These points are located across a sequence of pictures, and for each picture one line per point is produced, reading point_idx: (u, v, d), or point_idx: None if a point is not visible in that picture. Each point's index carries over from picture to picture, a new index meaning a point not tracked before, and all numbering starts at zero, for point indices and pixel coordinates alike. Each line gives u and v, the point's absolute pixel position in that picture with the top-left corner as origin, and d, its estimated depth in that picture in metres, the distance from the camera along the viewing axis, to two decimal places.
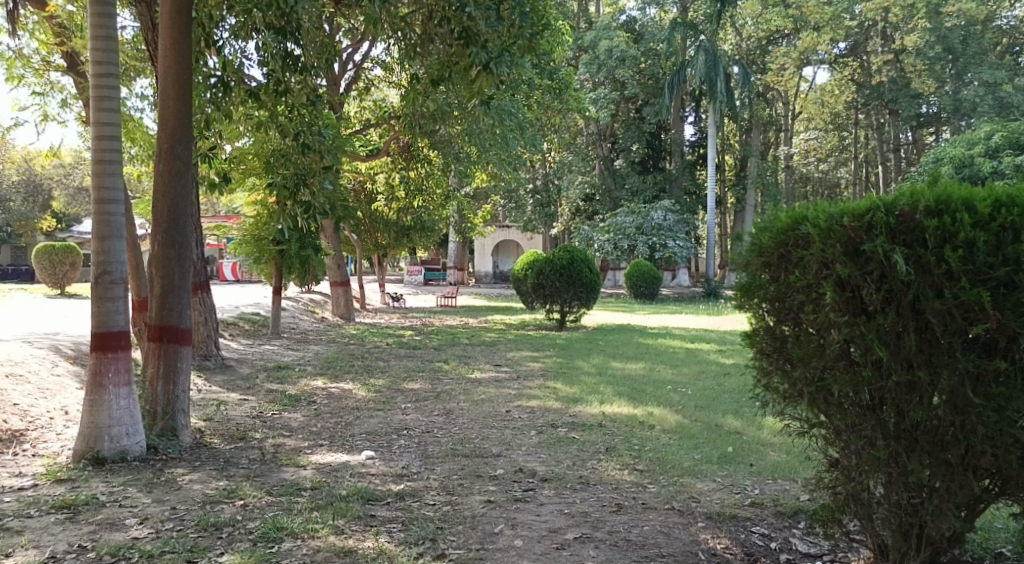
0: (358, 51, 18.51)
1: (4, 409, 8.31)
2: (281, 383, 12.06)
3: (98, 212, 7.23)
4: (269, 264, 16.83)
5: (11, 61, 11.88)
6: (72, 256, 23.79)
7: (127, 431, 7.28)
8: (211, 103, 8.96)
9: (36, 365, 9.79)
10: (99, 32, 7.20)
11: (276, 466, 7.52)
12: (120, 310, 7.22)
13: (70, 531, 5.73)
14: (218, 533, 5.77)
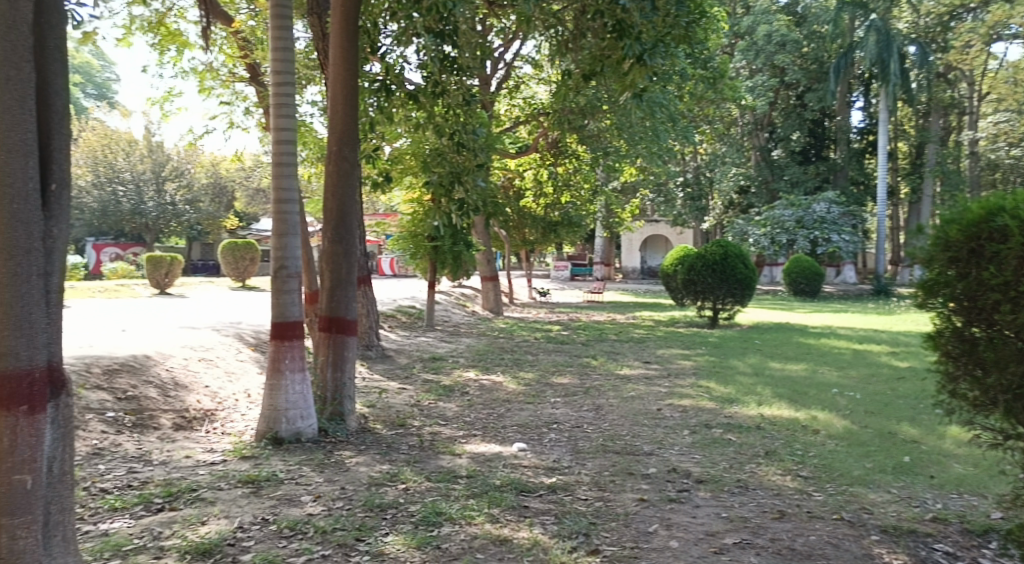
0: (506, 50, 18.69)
1: (197, 390, 9.03)
2: (435, 373, 12.44)
3: (276, 211, 7.66)
4: (423, 259, 17.37)
5: (201, 74, 12.85)
6: (251, 252, 25.40)
7: (301, 414, 7.72)
8: (375, 107, 9.31)
9: (223, 351, 10.56)
10: (278, 44, 7.64)
11: (433, 453, 7.76)
12: (295, 302, 7.64)
13: (254, 504, 6.13)
14: (383, 514, 6.01)
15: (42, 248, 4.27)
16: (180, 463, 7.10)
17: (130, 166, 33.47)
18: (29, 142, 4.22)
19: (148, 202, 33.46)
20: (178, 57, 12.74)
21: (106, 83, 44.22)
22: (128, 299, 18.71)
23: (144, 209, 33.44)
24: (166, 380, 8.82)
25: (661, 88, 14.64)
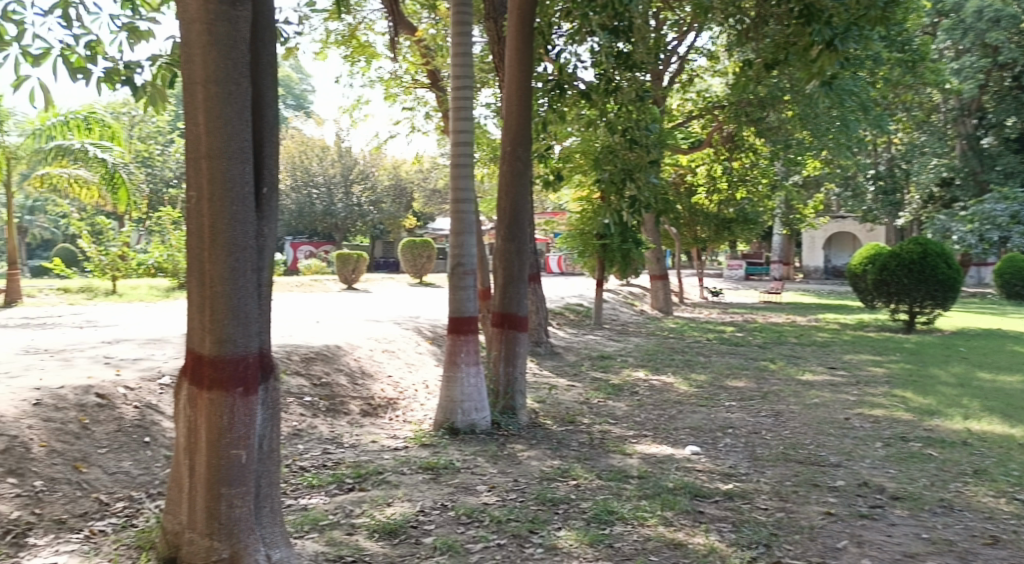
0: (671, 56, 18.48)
1: (381, 380, 9.59)
2: (605, 372, 12.52)
3: (453, 211, 7.96)
4: (592, 258, 17.41)
5: (387, 82, 13.56)
6: (428, 249, 26.41)
7: (476, 406, 8.01)
8: (547, 107, 9.46)
9: (404, 343, 11.12)
10: (458, 50, 7.93)
11: (604, 451, 7.84)
12: (471, 298, 7.90)
13: (434, 490, 6.44)
14: (556, 509, 6.15)
15: (256, 246, 4.57)
16: (367, 447, 7.56)
17: (322, 170, 35.76)
18: (245, 148, 4.51)
19: (338, 204, 35.64)
20: (367, 67, 13.50)
21: (303, 94, 47.39)
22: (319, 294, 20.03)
23: (333, 210, 35.58)
24: (354, 369, 9.41)
25: (852, 75, 13.96)
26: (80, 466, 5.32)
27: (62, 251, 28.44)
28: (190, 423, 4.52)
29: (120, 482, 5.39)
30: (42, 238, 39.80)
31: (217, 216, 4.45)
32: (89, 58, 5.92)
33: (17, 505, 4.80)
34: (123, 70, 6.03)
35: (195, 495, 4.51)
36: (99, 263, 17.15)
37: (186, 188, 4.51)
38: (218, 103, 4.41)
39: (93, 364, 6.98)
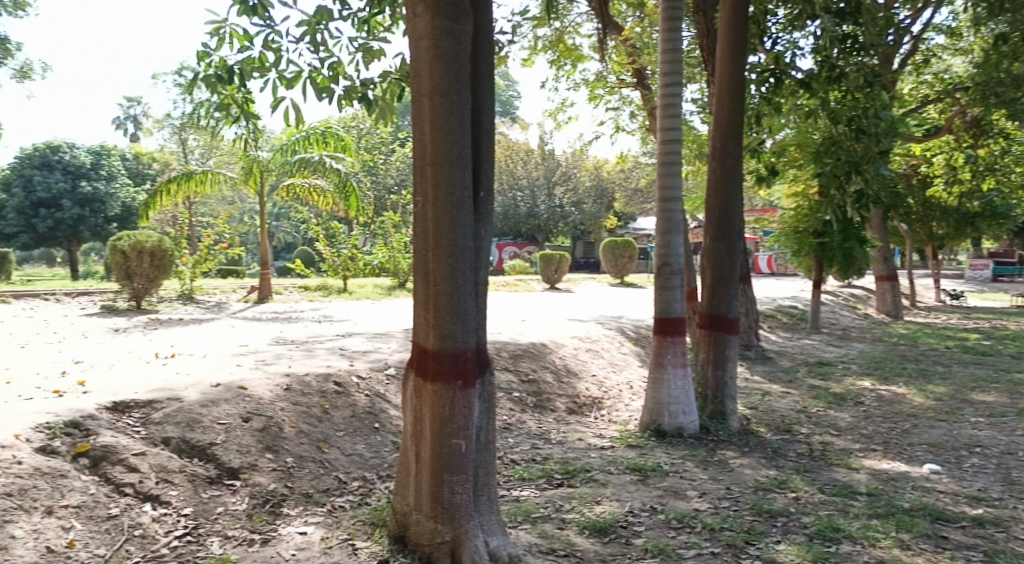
0: (912, 41, 17.13)
1: (586, 379, 9.77)
2: (824, 380, 11.97)
3: (660, 209, 7.89)
4: (807, 257, 16.35)
5: (593, 84, 13.74)
6: (629, 250, 26.32)
7: (683, 410, 7.91)
8: (762, 97, 9.12)
9: (608, 343, 11.24)
10: (667, 45, 7.83)
11: (826, 464, 7.53)
12: (678, 298, 7.80)
13: (643, 492, 6.46)
14: (773, 521, 5.99)
15: (474, 246, 4.84)
16: (575, 444, 7.74)
17: (527, 173, 36.71)
18: (465, 154, 4.79)
19: (541, 205, 36.22)
20: (573, 70, 13.73)
21: (510, 100, 48.72)
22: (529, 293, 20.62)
23: (537, 212, 36.23)
24: (559, 366, 9.64)
25: None
26: (322, 446, 5.88)
27: (299, 253, 31.14)
28: (416, 411, 4.86)
29: (355, 463, 5.89)
30: (283, 243, 43.54)
31: (440, 219, 4.76)
32: (331, 79, 6.44)
33: (273, 478, 5.38)
34: (359, 87, 6.54)
35: (421, 479, 4.84)
36: (332, 264, 18.64)
37: (413, 193, 4.87)
38: (443, 113, 4.72)
39: (329, 355, 7.65)
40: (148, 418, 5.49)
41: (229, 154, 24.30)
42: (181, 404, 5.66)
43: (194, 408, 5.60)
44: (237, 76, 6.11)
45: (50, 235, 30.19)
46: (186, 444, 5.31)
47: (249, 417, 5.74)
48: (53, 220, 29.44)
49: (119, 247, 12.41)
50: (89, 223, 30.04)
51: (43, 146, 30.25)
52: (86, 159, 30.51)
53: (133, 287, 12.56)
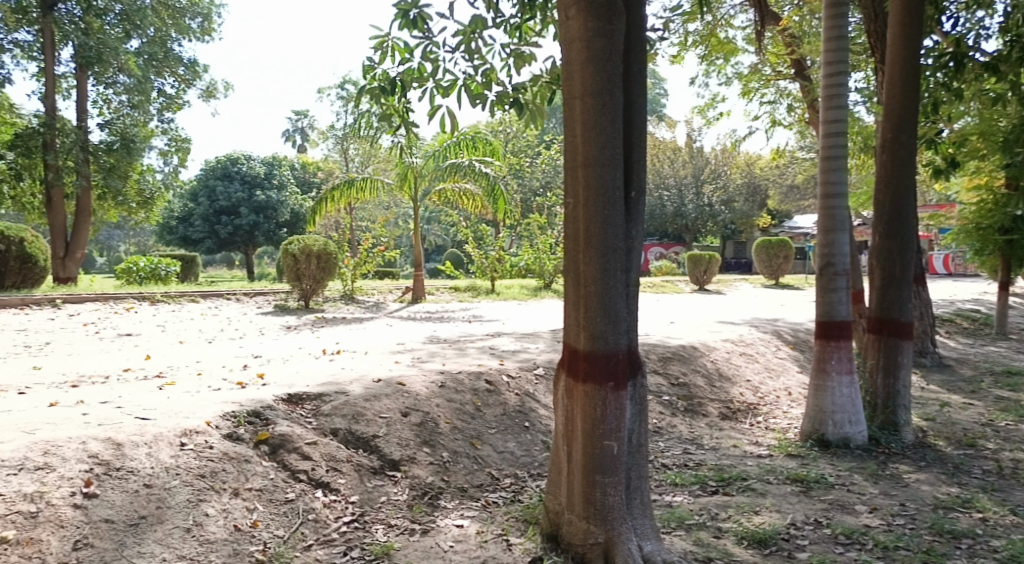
0: None
1: (740, 384, 9.50)
2: (1013, 390, 11.06)
3: (823, 207, 7.51)
4: (991, 257, 15.34)
5: (748, 77, 13.30)
6: (786, 250, 25.37)
7: (850, 419, 7.49)
8: (940, 84, 8.51)
9: (763, 347, 10.87)
10: (832, 33, 7.39)
11: (1017, 483, 6.96)
12: (844, 301, 7.42)
13: (807, 504, 6.19)
14: (957, 543, 5.59)
15: (625, 248, 4.77)
16: (730, 451, 7.54)
17: (674, 173, 36.06)
18: (617, 154, 4.74)
19: (688, 205, 35.09)
20: (725, 64, 13.37)
21: (658, 98, 48.08)
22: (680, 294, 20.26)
23: (684, 211, 35.17)
24: (712, 370, 9.42)
25: None
26: (475, 443, 5.99)
27: (448, 255, 31.91)
28: (568, 412, 4.85)
29: (507, 460, 5.98)
30: (433, 246, 44.71)
31: (591, 220, 4.73)
32: (484, 85, 6.49)
33: (431, 471, 5.54)
34: (510, 92, 6.47)
35: (573, 479, 4.84)
36: (482, 265, 18.97)
37: (564, 195, 4.86)
38: (594, 114, 4.68)
39: (481, 354, 7.79)
40: (318, 410, 5.77)
41: (385, 161, 25.24)
42: (347, 398, 5.91)
43: (359, 402, 5.85)
44: (398, 88, 6.30)
45: (230, 240, 32.48)
46: (352, 435, 5.54)
47: (408, 412, 5.93)
48: (234, 227, 31.85)
49: (290, 250, 13.11)
50: (262, 228, 32.07)
51: (224, 159, 32.45)
52: (260, 169, 32.28)
53: (302, 288, 13.31)
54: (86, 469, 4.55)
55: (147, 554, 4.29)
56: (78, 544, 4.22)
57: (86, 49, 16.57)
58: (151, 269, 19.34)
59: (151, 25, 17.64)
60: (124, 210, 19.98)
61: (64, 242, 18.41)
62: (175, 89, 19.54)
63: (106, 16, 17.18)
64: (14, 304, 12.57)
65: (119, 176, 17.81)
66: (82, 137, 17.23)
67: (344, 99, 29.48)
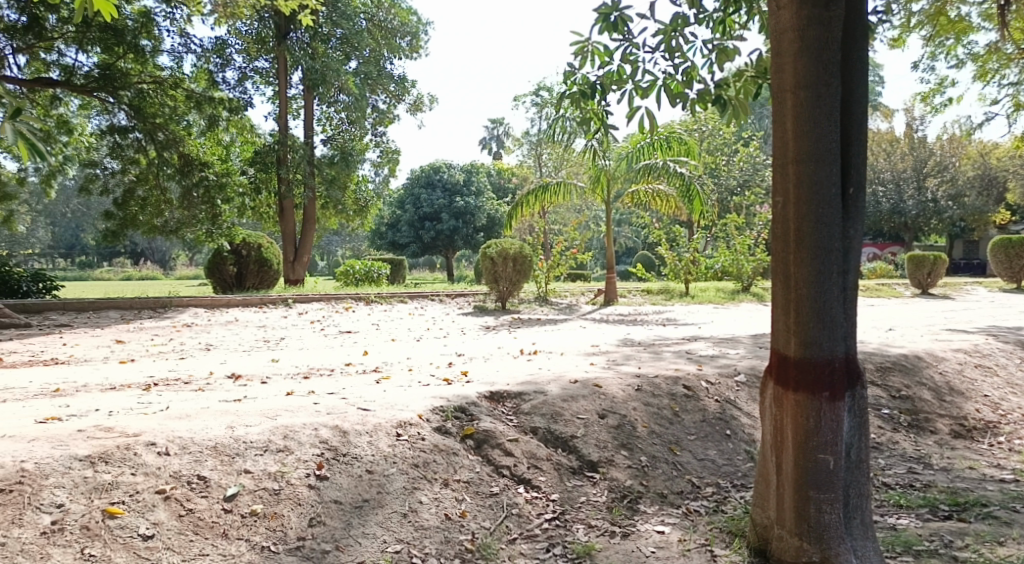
0: None
1: (976, 399, 8.73)
2: None
3: None
4: None
5: (986, 58, 12.14)
6: None
7: None
8: None
9: (1002, 359, 9.90)
10: None
11: None
12: None
13: None
14: None
15: (843, 248, 4.48)
16: (964, 473, 6.93)
17: (891, 166, 32.73)
18: (833, 149, 4.45)
19: (908, 201, 31.67)
20: (957, 46, 12.29)
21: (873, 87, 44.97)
22: (896, 300, 18.88)
23: (903, 208, 31.76)
24: (941, 384, 8.70)
25: None
26: (675, 449, 5.88)
27: (640, 258, 31.48)
28: (776, 421, 4.62)
29: (708, 468, 5.81)
30: (627, 248, 44.40)
31: (803, 220, 4.47)
32: (685, 83, 6.28)
33: (629, 474, 5.48)
34: (712, 90, 6.12)
35: (783, 492, 4.62)
36: (674, 267, 18.54)
37: (773, 193, 4.61)
38: (808, 108, 4.42)
39: (679, 358, 7.63)
40: (518, 408, 5.87)
41: (582, 164, 25.27)
42: (546, 397, 5.98)
43: (557, 402, 5.89)
44: (597, 92, 6.27)
45: (432, 244, 33.88)
46: (551, 434, 5.60)
47: (605, 414, 5.91)
48: (435, 231, 33.21)
49: (488, 253, 13.49)
50: (461, 233, 33.19)
51: (428, 167, 34.06)
52: (459, 177, 33.67)
53: (499, 290, 13.64)
54: (319, 453, 4.88)
55: (371, 536, 4.53)
56: (313, 521, 4.53)
57: (313, 72, 17.78)
58: (365, 272, 20.63)
59: (367, 47, 18.76)
60: (342, 217, 21.37)
61: (294, 247, 20.26)
62: (387, 104, 20.70)
63: (329, 41, 18.51)
64: (253, 304, 13.75)
65: (339, 186, 19.05)
66: (309, 152, 18.60)
67: (539, 105, 29.95)
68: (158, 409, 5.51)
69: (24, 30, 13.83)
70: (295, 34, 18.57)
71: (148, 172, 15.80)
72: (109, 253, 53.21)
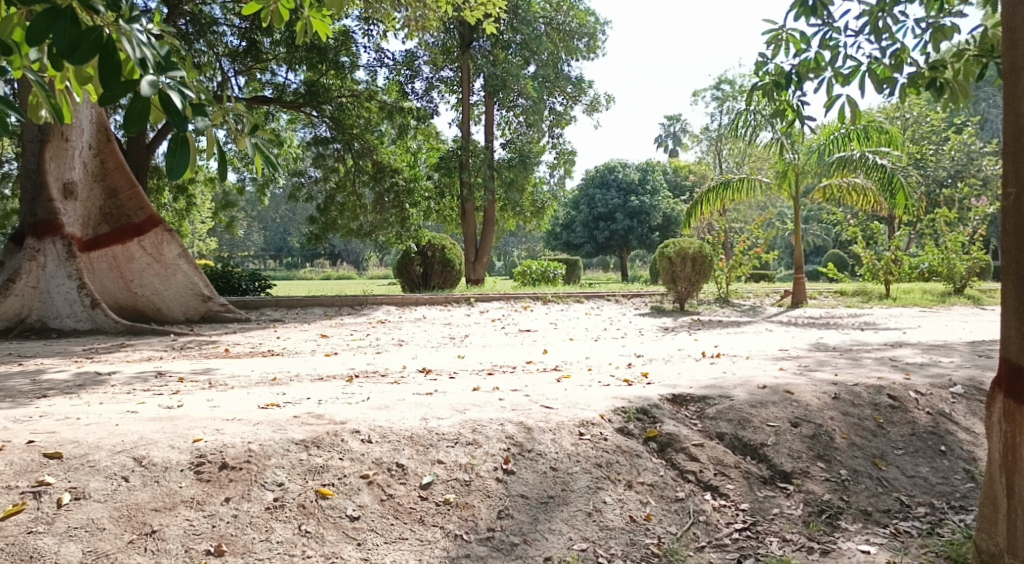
0: None
1: None
2: None
3: None
4: None
5: None
6: None
7: None
8: None
9: None
10: None
11: None
12: None
13: None
14: None
15: None
16: None
17: None
18: None
19: None
20: None
21: None
22: None
23: None
24: None
25: None
26: (879, 463, 5.62)
27: (831, 257, 30.10)
28: (1008, 439, 4.30)
29: (919, 487, 5.49)
30: (816, 246, 42.49)
31: None
32: (893, 68, 6.04)
33: (827, 488, 5.28)
34: (926, 73, 5.83)
35: (1017, 516, 4.31)
36: (871, 267, 17.53)
37: (1005, 184, 4.22)
38: None
39: (881, 366, 7.27)
40: (702, 413, 5.83)
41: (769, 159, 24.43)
42: (733, 402, 5.88)
43: (745, 407, 5.79)
44: (793, 82, 6.10)
45: (606, 244, 33.97)
46: (739, 441, 5.51)
47: (798, 422, 5.75)
48: (610, 231, 33.28)
49: (667, 253, 13.43)
50: (636, 233, 33.02)
51: (603, 168, 34.20)
52: (635, 176, 33.53)
53: (677, 291, 13.45)
54: (505, 448, 5.07)
55: (557, 532, 4.62)
56: (502, 513, 4.67)
57: (493, 78, 18.29)
58: (541, 272, 21.00)
59: (545, 50, 19.07)
60: (520, 219, 21.82)
61: (475, 248, 20.95)
62: (564, 106, 20.98)
63: (510, 47, 19.02)
64: (439, 302, 14.36)
65: (518, 189, 19.49)
66: (489, 156, 19.13)
67: (720, 99, 29.39)
68: (360, 400, 5.90)
69: (244, 53, 15.33)
70: (478, 42, 19.22)
71: (345, 179, 16.76)
72: (310, 254, 57.21)
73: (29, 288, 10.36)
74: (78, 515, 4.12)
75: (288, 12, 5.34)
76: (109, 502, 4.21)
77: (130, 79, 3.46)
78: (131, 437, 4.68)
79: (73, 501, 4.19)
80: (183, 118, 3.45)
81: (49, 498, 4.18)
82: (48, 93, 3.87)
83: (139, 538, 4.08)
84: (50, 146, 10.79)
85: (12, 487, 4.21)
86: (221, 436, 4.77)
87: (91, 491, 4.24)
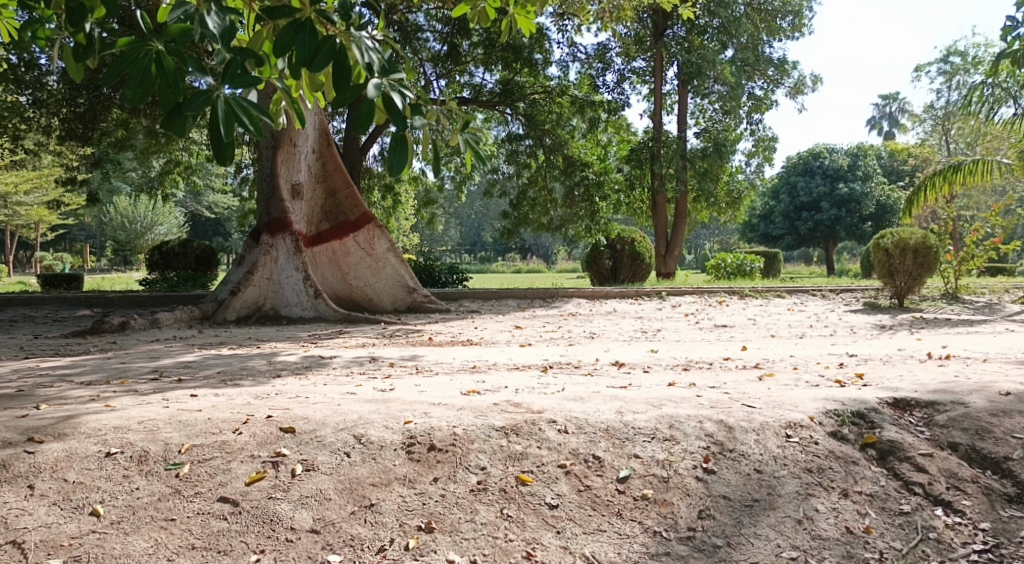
0: None
1: None
2: None
3: None
4: None
5: None
6: None
7: None
8: None
9: None
10: None
11: None
12: None
13: None
14: None
15: None
16: None
17: None
18: None
19: None
20: None
21: None
22: None
23: None
24: None
25: None
26: None
27: None
28: None
29: None
30: None
31: None
32: None
33: None
34: None
35: None
36: None
37: None
38: None
39: None
40: (931, 420, 5.32)
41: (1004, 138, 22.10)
42: (968, 409, 5.31)
43: (983, 416, 5.20)
44: None
45: (810, 235, 32.32)
46: (976, 453, 4.96)
47: None
48: (814, 222, 31.62)
49: (883, 244, 12.54)
50: (844, 222, 31.15)
51: (807, 154, 32.55)
52: (843, 161, 31.59)
53: (896, 286, 12.47)
54: (705, 446, 4.83)
55: (763, 537, 4.32)
56: (704, 513, 4.45)
57: (688, 65, 17.76)
58: (737, 265, 20.26)
59: (745, 32, 18.20)
60: (714, 210, 21.12)
61: (667, 241, 20.52)
62: (765, 91, 20.06)
63: (706, 32, 18.44)
64: (630, 295, 14.19)
65: (712, 179, 18.78)
66: (683, 146, 18.62)
67: (948, 73, 27.08)
68: (556, 391, 5.85)
69: (446, 58, 15.89)
70: (673, 29, 18.81)
71: (537, 174, 16.88)
72: (503, 250, 58.52)
73: (263, 279, 11.14)
74: (309, 485, 4.28)
75: (494, 12, 5.35)
76: (334, 474, 4.36)
77: (359, 83, 3.66)
78: (352, 416, 4.87)
79: (305, 472, 4.37)
80: (405, 119, 3.63)
81: (285, 468, 4.38)
82: (290, 98, 4.19)
83: (360, 510, 4.19)
84: (281, 151, 11.61)
85: (255, 456, 4.43)
86: (429, 419, 4.86)
87: (319, 464, 4.41)
